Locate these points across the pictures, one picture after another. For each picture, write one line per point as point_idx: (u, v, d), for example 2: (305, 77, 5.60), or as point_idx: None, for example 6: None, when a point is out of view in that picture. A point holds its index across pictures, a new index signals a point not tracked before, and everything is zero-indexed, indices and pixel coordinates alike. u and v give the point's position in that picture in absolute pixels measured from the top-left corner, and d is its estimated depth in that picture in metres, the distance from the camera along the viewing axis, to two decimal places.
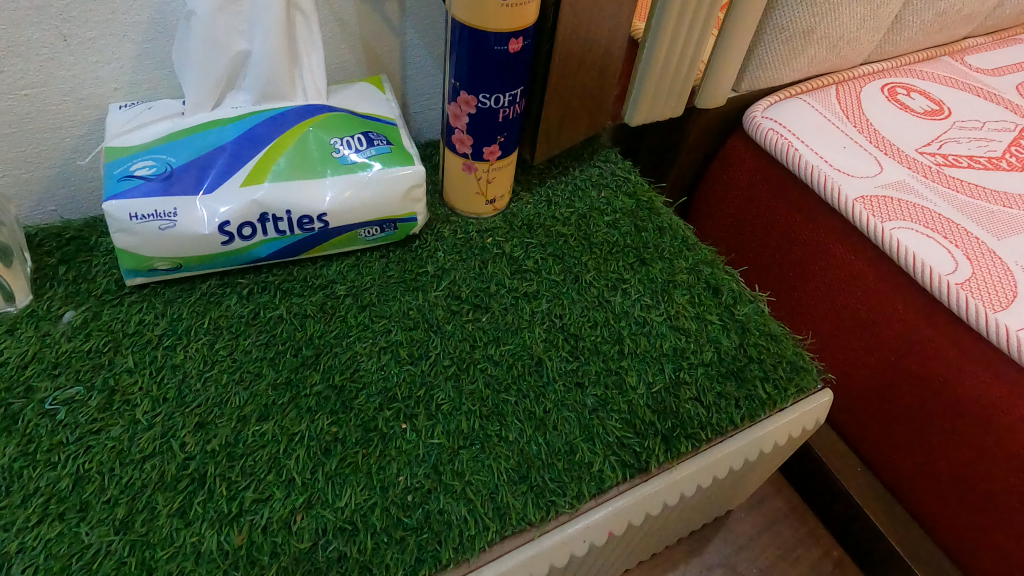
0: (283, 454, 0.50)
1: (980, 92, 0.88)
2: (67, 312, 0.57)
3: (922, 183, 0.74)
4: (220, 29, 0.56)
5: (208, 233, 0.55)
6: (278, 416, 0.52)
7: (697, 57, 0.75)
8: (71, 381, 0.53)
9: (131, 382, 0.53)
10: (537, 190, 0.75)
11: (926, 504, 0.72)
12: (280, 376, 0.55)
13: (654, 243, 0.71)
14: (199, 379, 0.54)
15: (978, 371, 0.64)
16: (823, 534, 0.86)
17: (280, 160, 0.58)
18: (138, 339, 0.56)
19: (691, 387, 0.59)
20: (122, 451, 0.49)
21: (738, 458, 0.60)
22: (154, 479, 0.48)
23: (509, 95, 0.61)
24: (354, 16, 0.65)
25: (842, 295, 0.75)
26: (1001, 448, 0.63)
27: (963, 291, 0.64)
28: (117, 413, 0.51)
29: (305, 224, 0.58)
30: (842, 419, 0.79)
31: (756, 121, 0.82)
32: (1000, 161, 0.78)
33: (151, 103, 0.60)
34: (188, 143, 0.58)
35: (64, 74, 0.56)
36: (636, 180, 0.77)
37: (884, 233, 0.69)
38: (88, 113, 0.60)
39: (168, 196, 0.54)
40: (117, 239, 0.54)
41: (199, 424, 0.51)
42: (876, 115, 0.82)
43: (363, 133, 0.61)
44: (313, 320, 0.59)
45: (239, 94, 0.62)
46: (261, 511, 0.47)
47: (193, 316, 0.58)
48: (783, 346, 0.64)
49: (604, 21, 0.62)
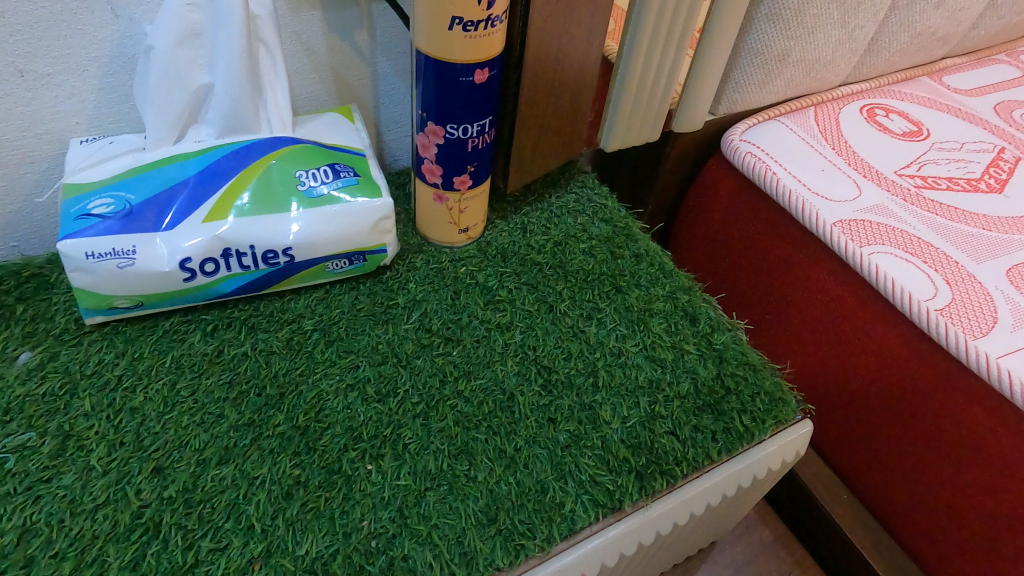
0: (243, 500, 0.49)
1: (958, 112, 0.88)
2: (23, 353, 0.56)
3: (900, 206, 0.74)
4: (180, 63, 0.55)
5: (168, 270, 0.54)
6: (239, 460, 0.51)
7: (671, 81, 0.75)
8: (23, 427, 0.51)
9: (87, 427, 0.51)
10: (512, 218, 0.74)
11: (913, 532, 0.71)
12: (242, 417, 0.53)
13: (631, 271, 0.70)
14: (158, 422, 0.52)
15: (960, 397, 0.63)
16: (810, 563, 0.84)
17: (244, 194, 0.57)
18: (96, 380, 0.54)
19: (666, 421, 0.58)
20: (74, 500, 0.47)
21: (715, 494, 0.58)
22: (106, 529, 0.46)
23: (477, 125, 0.60)
24: (323, 46, 0.64)
25: (822, 320, 0.74)
26: (985, 477, 0.62)
27: (943, 318, 0.63)
28: (71, 459, 0.50)
29: (270, 258, 0.57)
30: (826, 445, 0.77)
31: (733, 145, 0.82)
32: (979, 182, 0.78)
33: (113, 137, 0.59)
34: (149, 178, 0.56)
35: (22, 110, 0.55)
36: (613, 206, 0.76)
37: (862, 258, 0.69)
38: (48, 148, 0.58)
39: (127, 234, 0.53)
40: (73, 278, 0.53)
41: (156, 470, 0.50)
42: (854, 137, 0.82)
43: (329, 165, 0.60)
44: (279, 357, 0.58)
45: (203, 127, 0.61)
46: (217, 562, 0.46)
47: (154, 355, 0.56)
48: (761, 375, 0.63)
49: (574, 49, 0.62)
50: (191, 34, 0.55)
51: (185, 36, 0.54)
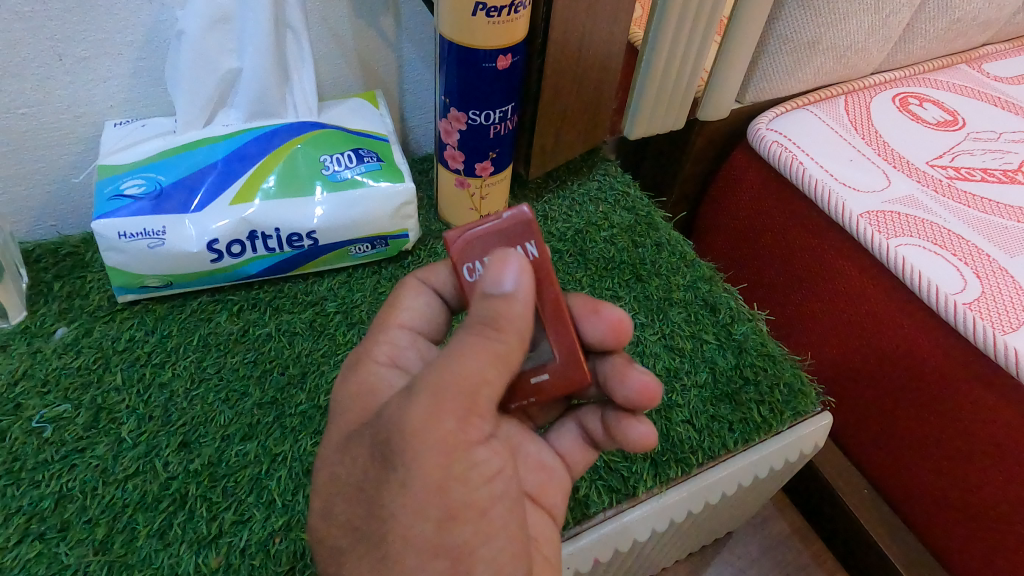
0: (265, 475, 0.50)
1: (996, 102, 0.85)
2: (59, 328, 0.58)
3: (931, 198, 0.72)
4: (210, 48, 0.57)
5: (196, 251, 0.55)
6: (262, 436, 0.52)
7: (697, 69, 0.74)
8: (59, 398, 0.53)
9: (119, 400, 0.53)
10: (534, 206, 0.74)
11: (934, 530, 0.70)
12: (265, 396, 0.55)
13: (651, 260, 0.70)
14: (185, 398, 0.54)
15: (984, 393, 0.62)
16: (827, 557, 0.83)
17: (269, 178, 0.58)
18: (127, 357, 0.56)
19: (683, 410, 0.58)
20: (105, 470, 0.49)
21: (731, 483, 0.58)
22: (135, 499, 0.48)
23: (500, 111, 0.60)
24: (349, 32, 0.65)
25: (846, 311, 0.73)
26: (1009, 474, 0.61)
27: (971, 312, 0.61)
28: (103, 431, 0.52)
29: (294, 241, 0.58)
30: (847, 440, 0.76)
31: (760, 133, 0.80)
32: (1015, 174, 0.76)
33: (145, 121, 0.60)
34: (178, 161, 0.58)
35: (60, 93, 0.57)
36: (636, 195, 0.76)
37: (888, 250, 0.67)
38: (85, 130, 0.60)
39: (157, 214, 0.55)
40: (106, 257, 0.54)
41: (183, 444, 0.51)
42: (886, 127, 0.80)
43: (353, 150, 0.61)
44: (302, 338, 0.59)
45: (231, 111, 0.62)
46: (240, 533, 0.47)
47: (183, 333, 0.58)
48: (781, 367, 0.62)
49: (599, 35, 0.61)
50: (220, 20, 0.56)
51: (214, 22, 0.55)
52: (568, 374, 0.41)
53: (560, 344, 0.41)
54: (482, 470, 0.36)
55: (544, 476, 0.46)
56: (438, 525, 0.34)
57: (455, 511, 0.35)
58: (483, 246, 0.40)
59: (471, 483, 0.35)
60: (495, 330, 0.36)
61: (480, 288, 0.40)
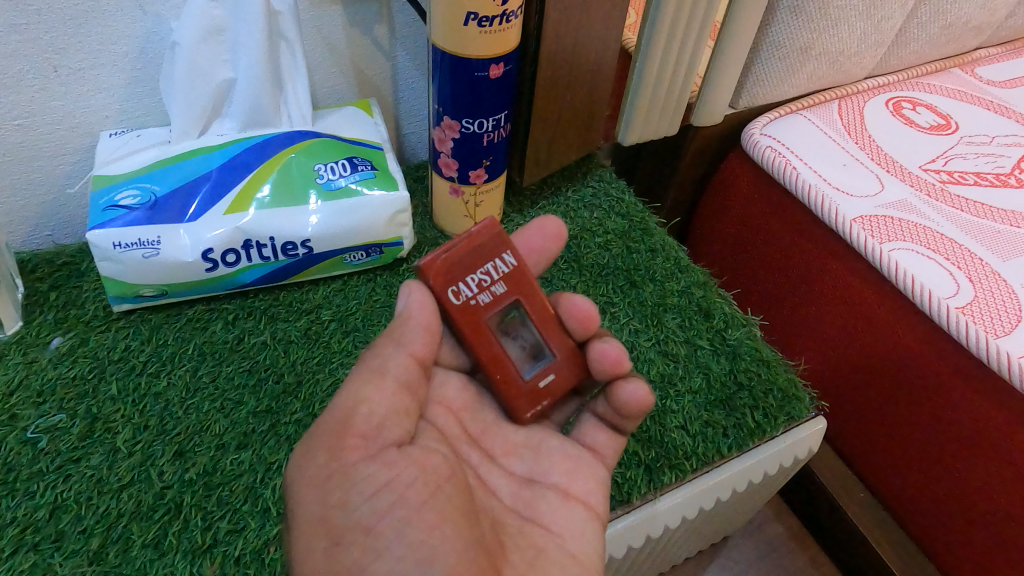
0: (260, 484, 0.50)
1: (989, 105, 0.85)
2: (55, 338, 0.58)
3: (924, 202, 0.72)
4: (204, 58, 0.57)
5: (191, 260, 0.56)
6: (257, 445, 0.53)
7: (690, 75, 0.74)
8: (54, 409, 0.53)
9: (114, 410, 0.54)
10: (528, 212, 0.74)
11: (930, 534, 0.70)
12: (260, 404, 0.55)
13: (646, 266, 0.70)
14: (181, 407, 0.54)
15: (977, 398, 0.62)
16: (824, 561, 0.83)
17: (264, 187, 0.58)
18: (123, 366, 0.56)
19: (677, 415, 0.58)
20: (101, 480, 0.50)
21: (726, 488, 0.58)
22: (130, 509, 0.48)
23: (493, 119, 0.60)
24: (343, 41, 0.65)
25: (841, 315, 0.73)
26: (1003, 477, 0.61)
27: (963, 316, 0.62)
28: (98, 441, 0.52)
29: (289, 250, 0.59)
30: (843, 444, 0.77)
31: (754, 139, 0.81)
32: (1008, 178, 0.76)
33: (140, 131, 0.61)
34: (173, 171, 0.58)
35: (55, 104, 0.57)
36: (631, 200, 0.76)
37: (882, 255, 0.67)
38: (80, 141, 0.60)
39: (151, 224, 0.55)
40: (101, 267, 0.55)
41: (178, 453, 0.52)
42: (879, 131, 0.81)
43: (347, 158, 0.61)
44: (297, 347, 0.59)
45: (225, 121, 0.62)
46: (234, 543, 0.47)
47: (178, 342, 0.58)
48: (775, 372, 0.63)
49: (591, 43, 0.62)
50: (214, 30, 0.56)
51: (208, 32, 0.56)
52: (568, 366, 0.47)
53: (557, 343, 0.47)
54: (365, 486, 0.39)
55: (570, 465, 0.47)
56: (325, 554, 0.38)
57: (337, 536, 0.38)
58: (461, 266, 0.44)
59: (352, 504, 0.38)
60: (379, 374, 0.42)
61: (472, 305, 0.44)
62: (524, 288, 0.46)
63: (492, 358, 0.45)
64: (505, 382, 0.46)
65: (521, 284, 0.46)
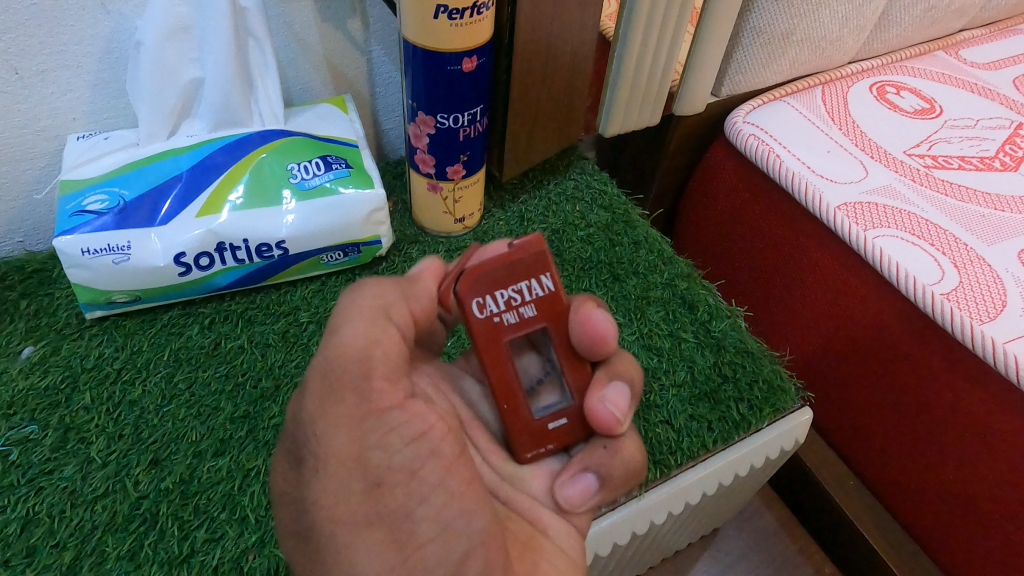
0: (238, 491, 0.49)
1: (974, 88, 0.85)
2: (26, 347, 0.57)
3: (909, 187, 0.72)
4: (170, 57, 0.56)
5: (163, 265, 0.55)
6: (234, 451, 0.52)
7: (669, 64, 0.73)
8: (25, 420, 0.52)
9: (87, 420, 0.53)
10: (509, 207, 0.73)
11: (920, 520, 0.69)
12: (238, 410, 0.54)
13: (629, 258, 0.69)
14: (156, 415, 0.53)
15: (963, 384, 0.62)
16: (815, 550, 0.83)
17: (236, 188, 0.57)
18: (96, 374, 0.55)
19: (661, 410, 0.58)
20: (74, 492, 0.49)
21: (711, 483, 0.57)
22: (105, 520, 0.48)
23: (468, 114, 0.59)
24: (315, 36, 0.64)
25: (825, 305, 0.73)
26: (992, 463, 0.61)
27: (948, 302, 0.61)
28: (71, 452, 0.51)
29: (264, 251, 0.58)
30: (831, 432, 0.76)
31: (737, 127, 0.80)
32: (992, 161, 0.75)
33: (108, 133, 0.59)
34: (142, 174, 0.57)
35: (18, 108, 0.56)
36: (613, 192, 0.75)
37: (866, 242, 0.67)
38: (47, 144, 0.59)
39: (121, 230, 0.54)
40: (71, 274, 0.54)
41: (154, 462, 0.51)
42: (862, 116, 0.80)
43: (321, 157, 0.60)
44: (274, 350, 0.58)
45: (195, 121, 0.61)
46: (212, 552, 0.47)
47: (153, 348, 0.57)
48: (760, 363, 0.62)
49: (567, 32, 0.60)
50: (179, 29, 0.55)
51: (173, 30, 0.54)
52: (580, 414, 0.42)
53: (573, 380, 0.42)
54: None
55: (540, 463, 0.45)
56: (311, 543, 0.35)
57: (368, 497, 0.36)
58: (493, 280, 0.39)
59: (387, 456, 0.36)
60: None
61: (495, 324, 0.39)
62: (552, 319, 0.40)
63: (502, 384, 0.40)
64: (513, 411, 0.41)
65: (551, 313, 0.40)
